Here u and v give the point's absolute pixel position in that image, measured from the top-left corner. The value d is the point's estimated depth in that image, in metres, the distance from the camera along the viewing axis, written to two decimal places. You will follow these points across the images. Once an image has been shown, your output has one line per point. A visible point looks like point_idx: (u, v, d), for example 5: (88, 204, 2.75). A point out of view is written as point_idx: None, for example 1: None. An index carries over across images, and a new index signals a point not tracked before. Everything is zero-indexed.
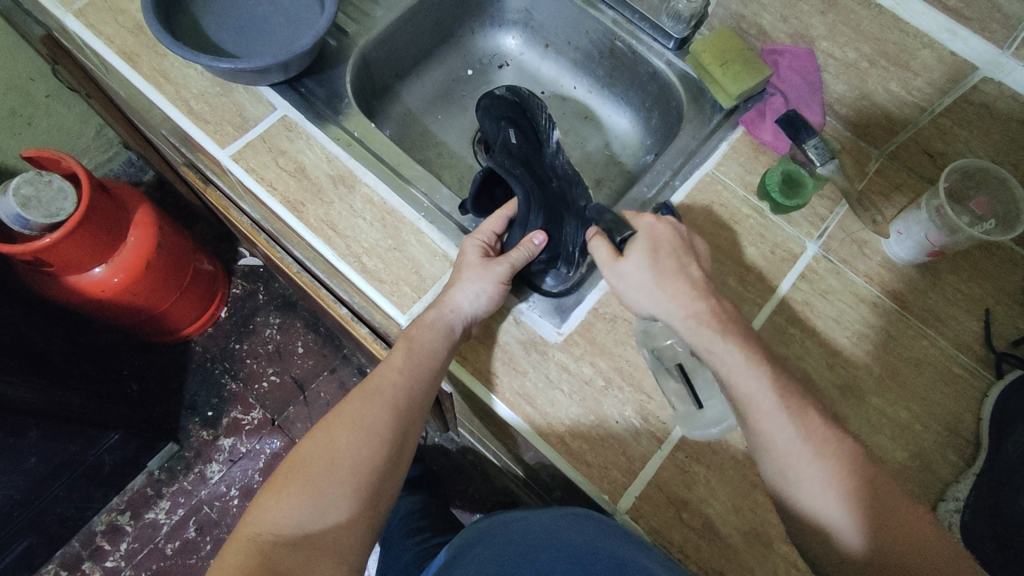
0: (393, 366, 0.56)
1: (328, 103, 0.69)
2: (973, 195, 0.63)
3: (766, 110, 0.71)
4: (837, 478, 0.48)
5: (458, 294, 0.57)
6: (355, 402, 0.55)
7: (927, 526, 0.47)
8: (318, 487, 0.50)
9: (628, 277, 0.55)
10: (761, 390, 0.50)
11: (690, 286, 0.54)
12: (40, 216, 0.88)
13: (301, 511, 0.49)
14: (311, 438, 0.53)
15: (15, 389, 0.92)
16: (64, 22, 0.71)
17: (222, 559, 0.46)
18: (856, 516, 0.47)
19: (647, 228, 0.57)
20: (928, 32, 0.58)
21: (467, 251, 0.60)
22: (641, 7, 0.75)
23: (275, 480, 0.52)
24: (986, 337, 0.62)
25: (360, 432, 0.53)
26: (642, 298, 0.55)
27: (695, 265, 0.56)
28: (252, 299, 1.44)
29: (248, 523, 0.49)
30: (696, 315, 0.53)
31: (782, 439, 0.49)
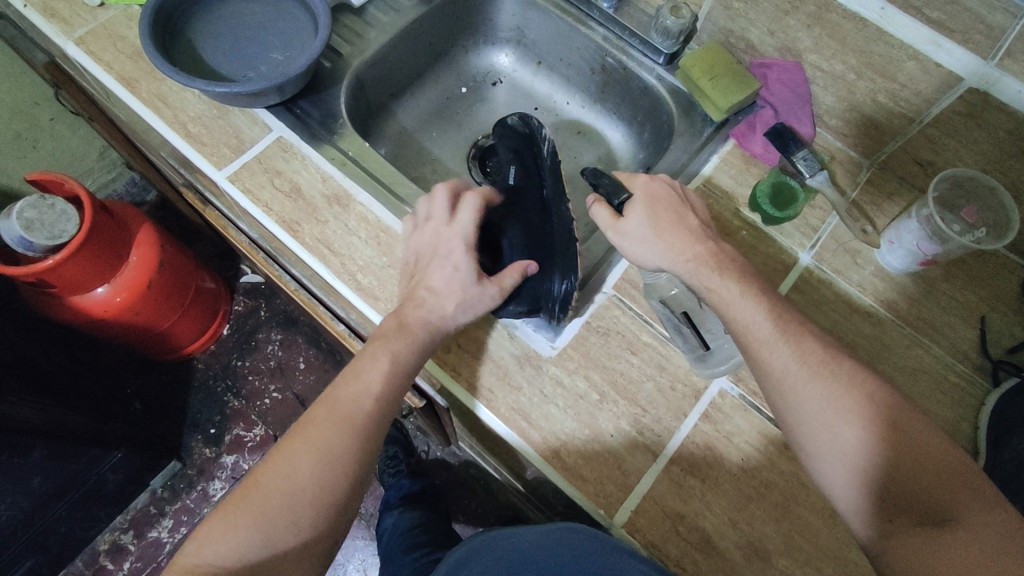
0: (367, 390, 0.55)
1: (323, 123, 0.70)
2: (963, 204, 0.62)
3: (756, 122, 0.72)
4: (838, 398, 0.46)
5: (444, 304, 0.57)
6: (319, 430, 0.53)
7: (936, 440, 0.44)
8: (270, 520, 0.50)
9: (631, 233, 0.57)
10: (757, 317, 0.50)
11: (690, 235, 0.56)
12: (43, 238, 0.90)
13: (253, 542, 0.49)
14: (271, 462, 0.53)
15: (19, 412, 0.93)
16: (64, 50, 0.72)
17: None
18: (859, 434, 0.45)
19: (642, 188, 0.59)
20: (912, 43, 0.59)
21: (449, 254, 0.59)
22: (631, 23, 0.76)
23: (229, 503, 0.52)
24: (981, 345, 0.62)
25: (321, 464, 0.52)
26: (645, 249, 0.56)
27: (691, 215, 0.58)
28: (254, 316, 1.45)
29: (191, 551, 0.49)
30: (697, 258, 0.54)
31: (778, 362, 0.48)
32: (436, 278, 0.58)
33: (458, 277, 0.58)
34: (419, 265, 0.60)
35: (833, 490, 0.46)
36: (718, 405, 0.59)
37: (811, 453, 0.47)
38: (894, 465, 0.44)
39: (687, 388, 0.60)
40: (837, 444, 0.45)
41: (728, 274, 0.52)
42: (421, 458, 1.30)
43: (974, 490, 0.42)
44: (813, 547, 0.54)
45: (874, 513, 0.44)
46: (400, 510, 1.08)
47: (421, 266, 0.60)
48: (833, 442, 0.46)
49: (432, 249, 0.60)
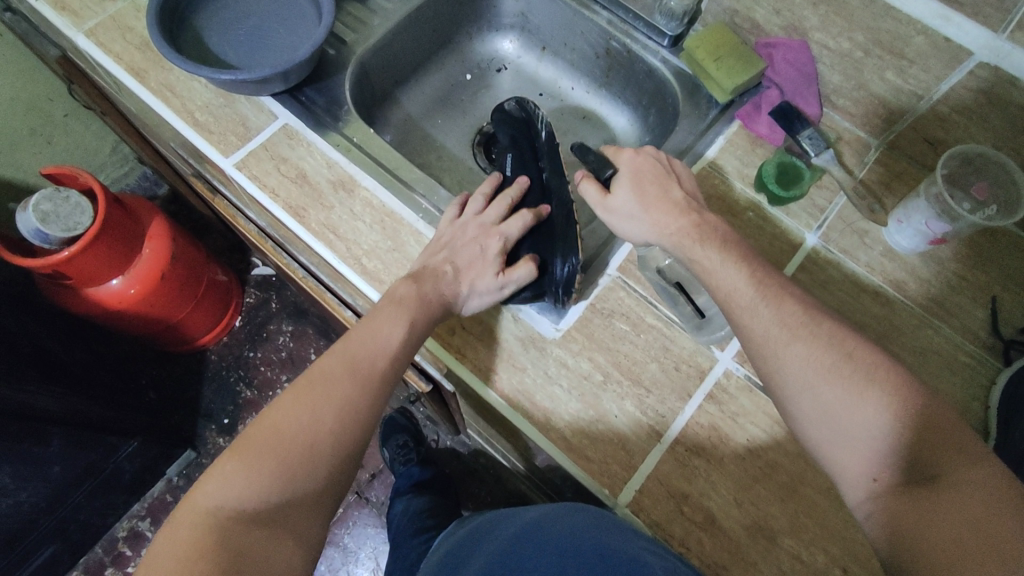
0: (385, 349, 0.54)
1: (329, 110, 0.71)
2: (974, 181, 0.61)
3: (761, 103, 0.71)
4: (817, 357, 0.45)
5: (463, 285, 0.59)
6: (336, 380, 0.52)
7: (920, 397, 0.43)
8: (292, 469, 0.47)
9: (617, 208, 0.59)
10: (737, 283, 0.50)
11: (674, 208, 0.56)
12: (58, 230, 0.92)
13: (270, 488, 0.46)
14: (285, 407, 0.50)
15: (39, 400, 0.95)
16: (75, 42, 0.73)
17: (177, 536, 0.43)
18: (838, 390, 0.44)
19: (627, 163, 0.60)
20: (921, 19, 0.59)
21: (487, 242, 0.61)
22: (636, 6, 0.76)
23: (237, 447, 0.48)
24: (992, 325, 0.61)
25: (341, 413, 0.50)
26: (631, 224, 0.58)
27: (676, 187, 0.58)
28: (265, 308, 1.47)
29: (205, 493, 0.45)
30: (680, 231, 0.55)
31: (757, 323, 0.48)
32: (460, 256, 0.60)
33: (482, 265, 0.60)
34: (451, 239, 0.61)
35: (820, 451, 0.45)
36: (723, 385, 0.59)
37: (795, 414, 0.46)
38: (877, 423, 0.42)
39: (692, 368, 0.60)
40: (817, 403, 0.44)
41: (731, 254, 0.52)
42: (431, 447, 1.31)
43: (959, 447, 0.40)
44: (819, 527, 0.54)
45: (857, 472, 0.43)
46: (410, 497, 1.10)
47: (452, 240, 0.61)
48: (813, 401, 0.45)
49: (473, 232, 0.62)
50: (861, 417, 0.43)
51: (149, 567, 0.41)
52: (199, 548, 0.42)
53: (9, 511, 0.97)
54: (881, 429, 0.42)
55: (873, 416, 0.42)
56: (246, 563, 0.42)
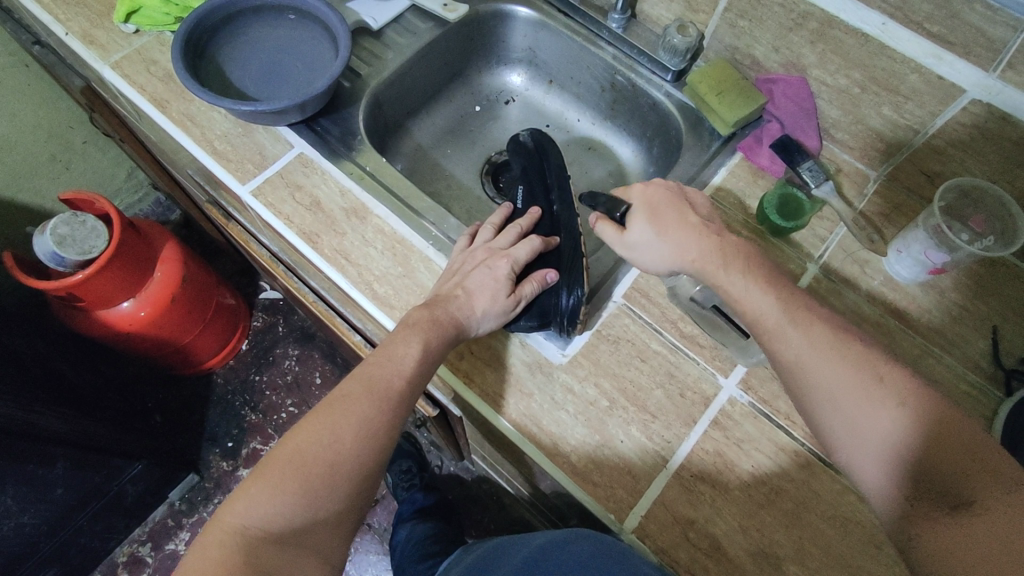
0: (402, 368, 0.54)
1: (342, 140, 0.73)
2: (971, 214, 0.63)
3: (762, 136, 0.74)
4: (826, 355, 0.46)
5: (476, 305, 0.58)
6: (356, 399, 0.52)
7: (952, 421, 0.43)
8: (314, 489, 0.48)
9: (638, 243, 0.58)
10: (767, 308, 0.49)
11: (694, 232, 0.56)
12: (74, 253, 0.94)
13: (292, 509, 0.47)
14: (307, 427, 0.50)
15: (47, 421, 0.96)
16: (100, 73, 0.76)
17: (204, 554, 0.44)
18: (870, 415, 0.44)
19: (639, 196, 0.60)
20: (914, 57, 0.60)
21: (497, 264, 0.61)
22: (639, 42, 0.79)
23: (263, 465, 0.49)
24: (993, 354, 0.62)
25: (360, 433, 0.51)
26: (653, 256, 0.57)
27: (691, 211, 0.57)
28: (272, 332, 1.48)
29: (232, 511, 0.46)
30: (705, 256, 0.54)
31: (791, 346, 0.48)
32: (473, 279, 0.60)
33: (494, 285, 0.60)
34: (461, 264, 0.62)
35: (855, 471, 0.45)
36: (727, 412, 0.59)
37: (827, 433, 0.46)
38: (889, 425, 0.43)
39: (696, 395, 0.60)
40: (851, 425, 0.44)
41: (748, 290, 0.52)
42: (435, 473, 1.30)
43: (993, 475, 0.40)
44: (824, 554, 0.54)
45: (865, 471, 0.44)
46: (413, 523, 1.09)
47: (462, 265, 0.62)
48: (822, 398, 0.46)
49: (483, 255, 0.62)
50: (871, 418, 0.44)
51: None
52: (225, 567, 0.43)
53: (11, 533, 0.97)
54: (890, 430, 0.43)
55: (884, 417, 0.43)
56: None
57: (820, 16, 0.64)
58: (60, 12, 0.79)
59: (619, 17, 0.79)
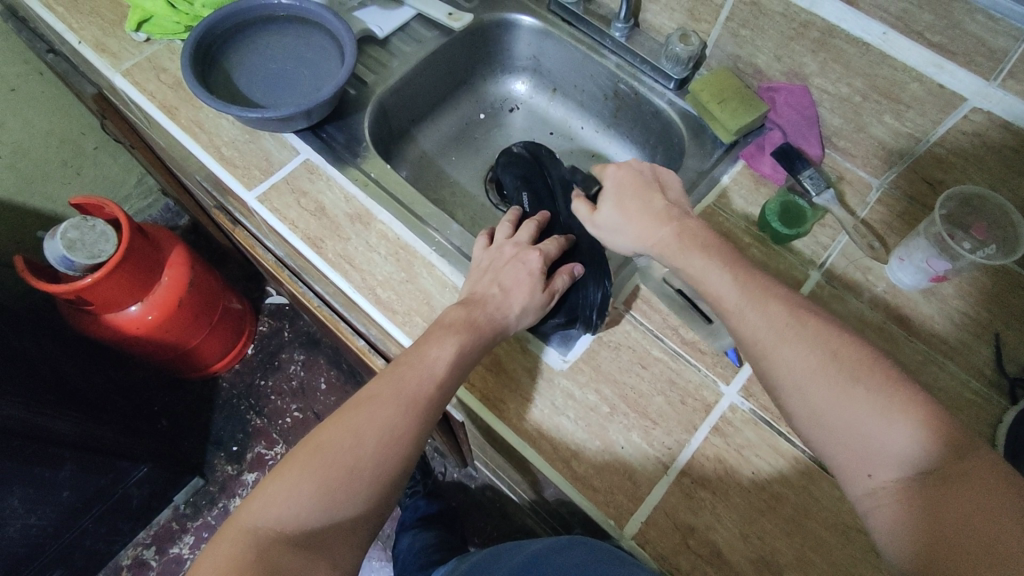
0: (433, 374, 0.54)
1: (348, 146, 0.74)
2: (973, 221, 0.63)
3: (765, 143, 0.74)
4: (812, 358, 0.45)
5: (513, 302, 0.59)
6: (382, 403, 0.52)
7: (905, 391, 0.43)
8: (331, 491, 0.48)
9: (603, 223, 0.60)
10: (725, 289, 0.51)
11: (654, 217, 0.57)
12: (84, 257, 0.95)
13: (308, 510, 0.47)
14: (331, 429, 0.51)
15: (54, 423, 0.97)
16: (112, 81, 0.78)
17: (220, 550, 0.45)
18: (829, 395, 0.44)
19: (611, 178, 0.61)
20: (915, 66, 0.60)
21: (528, 259, 0.61)
22: (642, 51, 0.80)
23: (286, 465, 0.49)
24: (997, 362, 0.62)
25: (383, 438, 0.50)
26: (620, 239, 0.59)
27: (659, 196, 0.58)
28: (278, 337, 1.49)
29: (250, 509, 0.47)
30: (662, 242, 0.55)
31: (748, 328, 0.49)
32: (506, 276, 0.60)
33: (529, 280, 0.60)
34: (490, 263, 0.62)
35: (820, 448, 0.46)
36: (728, 419, 0.59)
37: (790, 413, 0.47)
38: (880, 426, 0.43)
39: (697, 402, 0.60)
40: (812, 406, 0.45)
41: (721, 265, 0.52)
42: (438, 480, 1.30)
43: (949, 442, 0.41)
44: (825, 563, 0.54)
45: (854, 470, 0.44)
46: (415, 529, 1.09)
47: (492, 264, 0.62)
48: (812, 403, 0.45)
49: (511, 252, 0.63)
50: (861, 420, 0.43)
51: None
52: (238, 564, 0.44)
53: (17, 535, 0.98)
54: (877, 429, 0.43)
55: (872, 417, 0.43)
56: None
57: (821, 25, 0.64)
58: (73, 20, 0.81)
59: (622, 26, 0.79)
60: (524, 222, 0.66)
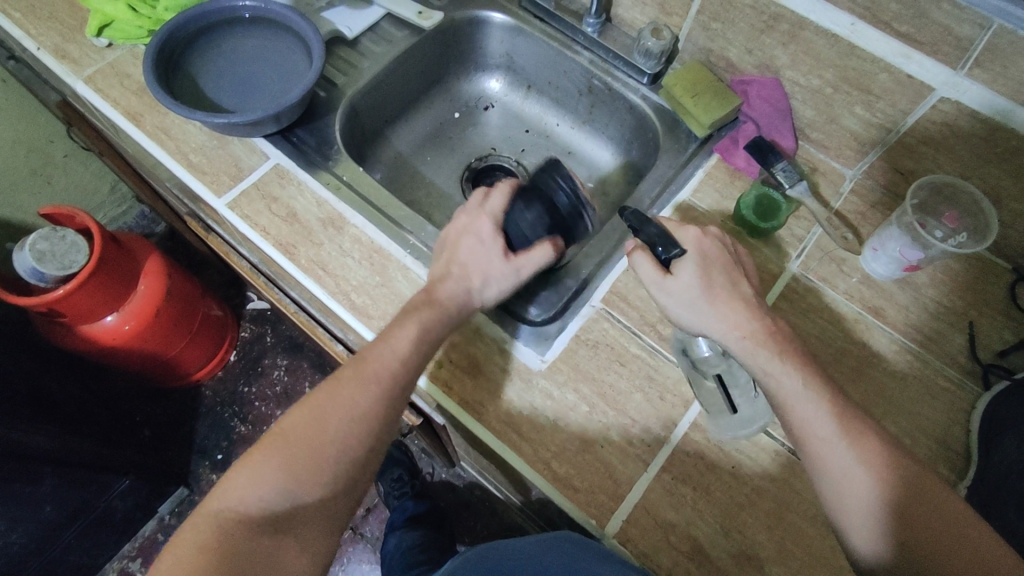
0: (394, 354, 0.55)
1: (319, 150, 0.73)
2: (943, 209, 0.64)
3: (738, 137, 0.74)
4: (851, 437, 0.47)
5: (474, 281, 0.59)
6: (345, 384, 0.53)
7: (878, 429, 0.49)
8: (294, 474, 0.50)
9: (677, 293, 0.55)
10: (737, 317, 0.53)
11: (745, 308, 0.54)
12: (54, 268, 0.93)
13: (270, 493, 0.49)
14: (294, 414, 0.52)
15: (32, 438, 0.95)
16: (74, 88, 0.76)
17: (186, 534, 0.47)
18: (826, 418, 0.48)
19: (694, 243, 0.57)
20: (884, 57, 0.60)
21: (484, 229, 0.61)
22: (614, 46, 0.79)
23: (252, 450, 0.51)
24: (971, 349, 0.63)
25: (346, 419, 0.52)
26: (692, 314, 0.54)
27: (746, 283, 0.56)
28: (260, 342, 1.47)
29: (218, 492, 0.49)
30: (754, 335, 0.52)
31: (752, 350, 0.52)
32: (466, 253, 0.60)
33: (488, 252, 0.60)
34: (456, 234, 0.62)
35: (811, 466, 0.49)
36: (708, 414, 0.59)
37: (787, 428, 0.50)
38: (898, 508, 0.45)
39: (676, 398, 0.60)
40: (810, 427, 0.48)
41: (784, 354, 0.51)
42: (426, 481, 1.30)
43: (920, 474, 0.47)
44: (805, 554, 0.54)
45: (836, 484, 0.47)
46: (402, 531, 1.09)
47: (457, 236, 0.62)
48: (840, 476, 0.47)
49: (471, 222, 0.62)
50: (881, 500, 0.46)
51: (163, 563, 0.46)
52: (206, 551, 0.46)
53: None
54: (864, 455, 0.47)
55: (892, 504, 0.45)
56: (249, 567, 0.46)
57: (790, 18, 0.64)
58: (31, 26, 0.78)
59: (594, 21, 0.79)
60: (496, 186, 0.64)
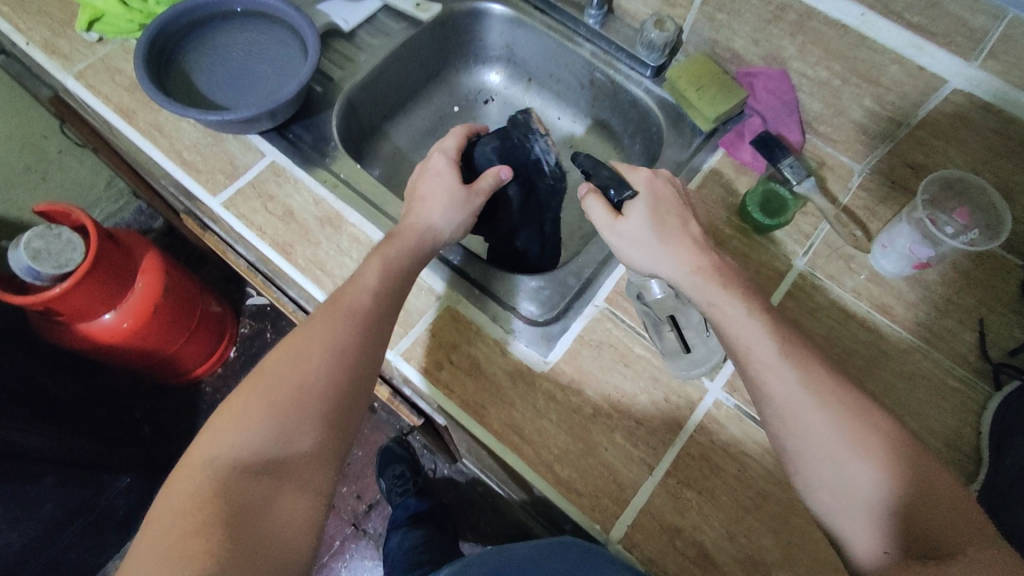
0: (366, 284, 0.55)
1: (315, 146, 0.71)
2: (955, 205, 0.62)
3: (744, 131, 0.72)
4: (844, 425, 0.46)
5: (432, 208, 0.61)
6: (322, 322, 0.52)
7: (878, 417, 0.46)
8: (282, 413, 0.48)
9: (628, 233, 0.57)
10: (727, 300, 0.51)
11: (692, 243, 0.55)
12: (50, 266, 0.92)
13: (262, 437, 0.47)
14: (275, 355, 0.51)
15: (29, 439, 0.94)
16: (65, 84, 0.74)
17: (178, 486, 0.44)
18: (820, 412, 0.46)
19: (645, 183, 0.58)
20: (895, 48, 0.59)
21: (439, 164, 0.65)
22: (617, 38, 0.77)
23: (236, 397, 0.49)
24: (981, 348, 0.61)
25: (329, 353, 0.51)
26: (643, 252, 0.56)
27: (694, 221, 0.57)
28: (260, 339, 1.46)
29: (205, 444, 0.47)
30: (700, 268, 0.53)
31: (745, 339, 0.50)
32: (425, 188, 0.63)
33: (445, 183, 0.63)
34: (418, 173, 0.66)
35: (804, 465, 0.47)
36: (713, 416, 0.58)
37: (778, 424, 0.48)
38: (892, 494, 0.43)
39: (681, 399, 0.59)
40: (804, 423, 0.46)
41: (732, 291, 0.52)
42: (429, 477, 1.29)
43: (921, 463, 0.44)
44: (813, 559, 0.53)
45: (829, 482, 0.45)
46: (404, 529, 1.08)
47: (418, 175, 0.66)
48: (833, 468, 0.45)
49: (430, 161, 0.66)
50: (876, 488, 0.44)
51: (154, 522, 0.43)
52: (196, 501, 0.43)
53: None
54: (860, 449, 0.45)
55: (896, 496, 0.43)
56: (247, 512, 0.44)
57: (798, 8, 0.62)
58: (20, 21, 0.77)
59: (595, 12, 0.77)
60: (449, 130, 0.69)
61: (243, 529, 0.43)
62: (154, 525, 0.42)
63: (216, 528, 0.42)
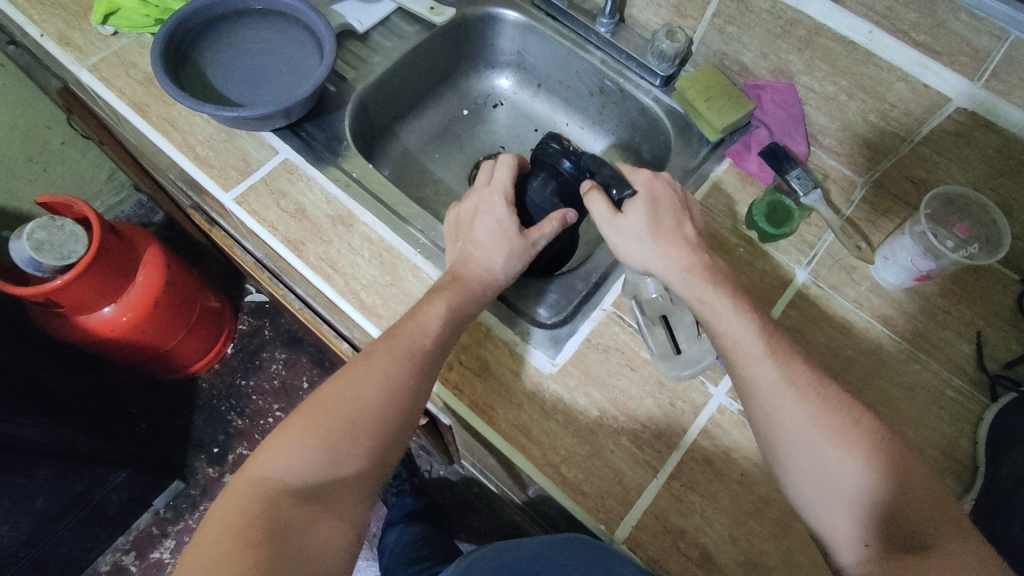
0: (428, 326, 0.55)
1: (328, 145, 0.72)
2: (955, 220, 0.64)
3: (751, 142, 0.74)
4: (823, 419, 0.47)
5: (494, 258, 0.61)
6: (379, 356, 0.53)
7: (856, 411, 0.48)
8: (332, 442, 0.48)
9: (625, 229, 0.58)
10: (709, 296, 0.53)
11: (684, 245, 0.56)
12: (52, 258, 0.92)
13: (311, 464, 0.48)
14: (335, 385, 0.51)
15: (26, 431, 0.94)
16: (78, 76, 0.74)
17: (227, 501, 0.45)
18: (801, 406, 0.48)
19: (645, 185, 0.60)
20: (901, 66, 0.60)
21: (497, 208, 0.62)
22: (628, 47, 0.78)
23: (288, 422, 0.50)
24: (978, 360, 0.63)
25: (383, 392, 0.51)
26: (637, 249, 0.57)
27: (689, 223, 0.58)
28: (258, 335, 1.46)
29: (256, 465, 0.47)
30: (689, 268, 0.55)
31: (730, 332, 0.52)
32: (480, 231, 0.62)
33: (502, 229, 0.62)
34: (467, 209, 0.64)
35: (787, 457, 0.48)
36: (717, 420, 0.59)
37: (761, 417, 0.50)
38: (871, 486, 0.45)
39: (686, 404, 0.60)
40: (785, 417, 0.48)
41: (720, 289, 0.53)
42: (424, 477, 1.29)
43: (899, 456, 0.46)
44: (812, 563, 0.54)
45: (811, 474, 0.47)
46: (401, 527, 1.08)
47: (468, 213, 0.64)
48: (813, 459, 0.46)
49: (481, 200, 0.63)
50: (856, 480, 0.45)
51: (200, 537, 0.43)
52: (245, 516, 0.44)
53: None
54: (840, 442, 0.46)
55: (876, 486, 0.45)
56: (292, 537, 0.44)
57: (807, 23, 0.64)
58: (33, 12, 0.77)
59: (606, 21, 0.78)
60: (500, 161, 0.65)
61: (286, 553, 0.43)
62: (204, 533, 0.43)
63: (262, 548, 0.42)
